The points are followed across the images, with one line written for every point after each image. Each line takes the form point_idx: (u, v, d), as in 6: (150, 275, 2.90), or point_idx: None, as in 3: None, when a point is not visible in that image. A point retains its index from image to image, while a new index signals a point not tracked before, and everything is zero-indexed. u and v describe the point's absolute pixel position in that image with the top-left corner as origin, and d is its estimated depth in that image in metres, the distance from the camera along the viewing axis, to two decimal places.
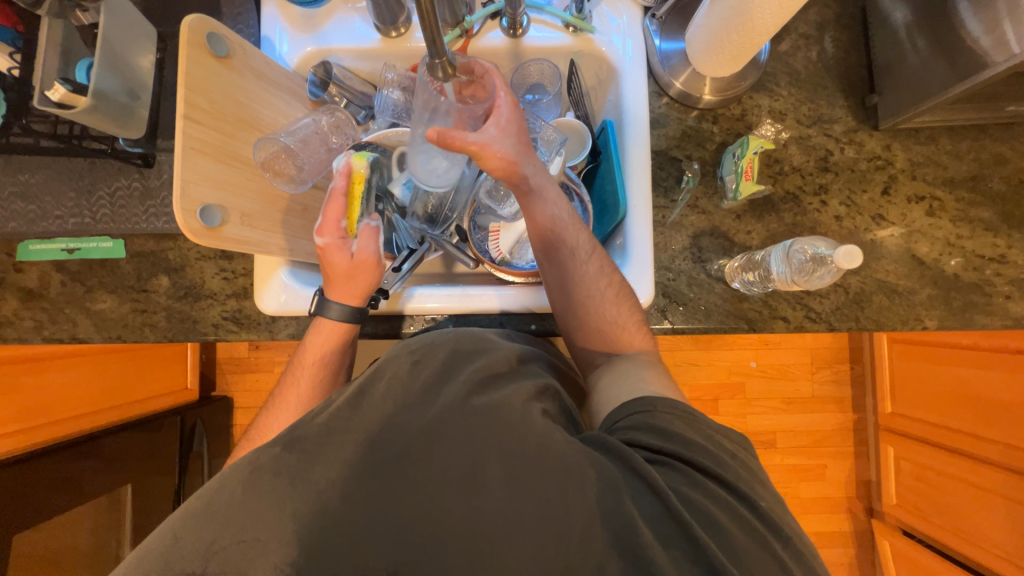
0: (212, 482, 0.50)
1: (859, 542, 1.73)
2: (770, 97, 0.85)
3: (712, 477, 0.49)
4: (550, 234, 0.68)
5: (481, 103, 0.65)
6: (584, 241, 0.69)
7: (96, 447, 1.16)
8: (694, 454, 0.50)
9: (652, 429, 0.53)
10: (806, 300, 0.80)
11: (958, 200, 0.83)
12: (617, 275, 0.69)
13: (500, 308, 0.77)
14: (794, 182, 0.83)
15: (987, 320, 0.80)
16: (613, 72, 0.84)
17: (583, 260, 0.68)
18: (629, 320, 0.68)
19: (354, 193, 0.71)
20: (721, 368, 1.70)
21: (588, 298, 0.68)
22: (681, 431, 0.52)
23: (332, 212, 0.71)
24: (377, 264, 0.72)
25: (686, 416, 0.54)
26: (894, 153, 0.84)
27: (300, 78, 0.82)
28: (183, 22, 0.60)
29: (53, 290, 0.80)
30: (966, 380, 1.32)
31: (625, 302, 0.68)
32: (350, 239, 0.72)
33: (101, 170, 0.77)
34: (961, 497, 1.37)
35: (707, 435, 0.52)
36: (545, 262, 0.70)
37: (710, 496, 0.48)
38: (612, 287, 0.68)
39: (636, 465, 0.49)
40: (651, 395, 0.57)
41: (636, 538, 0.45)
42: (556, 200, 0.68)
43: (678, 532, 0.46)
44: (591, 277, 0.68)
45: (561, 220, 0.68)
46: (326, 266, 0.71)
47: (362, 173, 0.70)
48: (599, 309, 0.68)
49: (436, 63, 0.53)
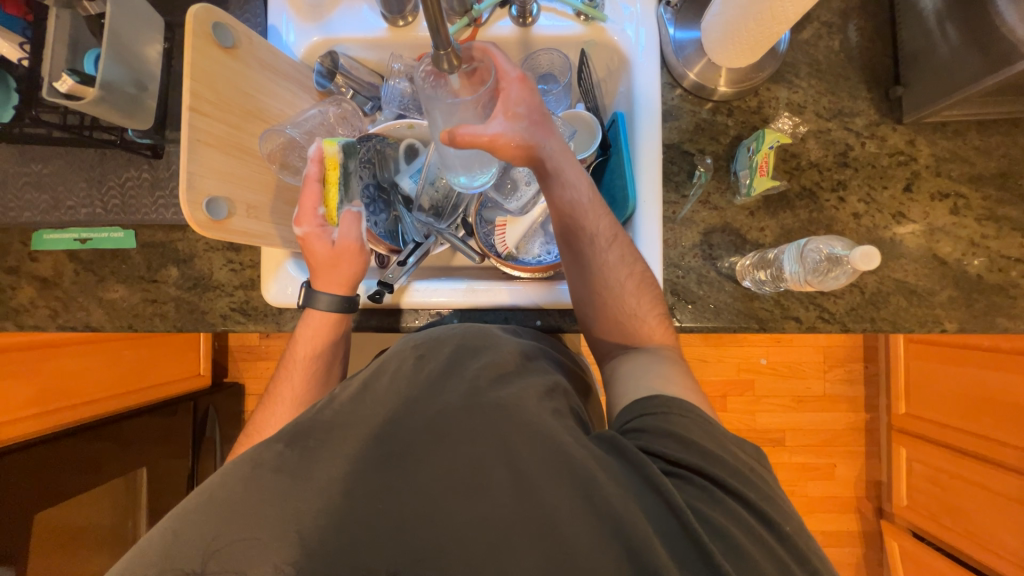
0: (216, 475, 0.50)
1: (868, 542, 1.71)
2: (789, 89, 0.82)
3: (733, 494, 0.48)
4: (570, 219, 0.67)
5: (483, 91, 0.61)
6: (605, 227, 0.67)
7: (117, 430, 1.20)
8: (711, 466, 0.49)
9: (669, 436, 0.52)
10: (820, 300, 0.78)
11: (985, 197, 0.79)
12: (638, 264, 0.68)
13: (510, 303, 0.76)
14: (811, 178, 0.81)
15: (1011, 324, 0.77)
16: (624, 62, 0.82)
17: (603, 249, 0.67)
18: (649, 312, 0.67)
19: (330, 179, 0.69)
20: (731, 364, 1.68)
21: (608, 287, 0.67)
22: (696, 437, 0.51)
23: (308, 200, 0.69)
24: (360, 250, 0.73)
25: (701, 420, 0.54)
26: (918, 148, 0.80)
27: (307, 68, 0.81)
28: (189, 10, 0.59)
29: (66, 279, 0.82)
30: (985, 383, 1.28)
31: (646, 293, 0.67)
32: (330, 226, 0.71)
33: (112, 161, 0.78)
34: (976, 502, 1.34)
35: (721, 443, 0.52)
36: (564, 248, 0.69)
37: (726, 513, 0.47)
38: (632, 277, 0.67)
39: (650, 475, 0.48)
40: (667, 395, 0.56)
41: (652, 558, 0.43)
42: (571, 187, 0.66)
43: (695, 554, 0.44)
44: (611, 266, 0.67)
45: (580, 206, 0.67)
46: (308, 255, 0.71)
47: (335, 157, 0.68)
48: (619, 298, 0.67)
49: (442, 55, 0.52)
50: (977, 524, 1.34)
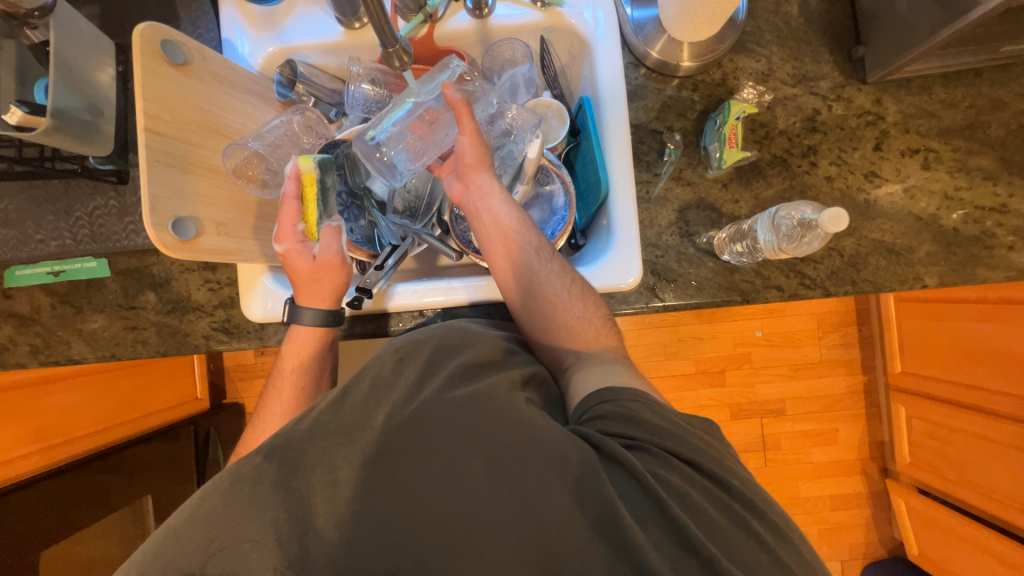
0: (194, 495, 0.50)
1: (875, 502, 1.72)
2: (753, 59, 0.82)
3: (685, 462, 0.50)
4: (510, 234, 0.68)
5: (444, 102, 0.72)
6: (542, 241, 0.69)
7: (118, 460, 1.19)
8: (664, 439, 0.51)
9: (621, 417, 0.52)
10: (800, 267, 0.78)
11: (955, 150, 0.79)
12: (578, 273, 0.69)
13: (467, 300, 0.76)
14: (781, 146, 0.81)
15: (990, 274, 0.77)
16: (585, 45, 0.81)
17: (544, 259, 0.67)
18: (595, 314, 0.67)
19: (308, 195, 0.69)
20: (726, 340, 1.68)
21: (552, 299, 0.66)
22: (646, 414, 0.52)
23: (287, 216, 0.69)
24: (342, 263, 0.72)
25: (649, 400, 0.54)
26: (885, 107, 0.80)
27: (266, 80, 0.81)
28: (134, 30, 0.58)
29: (44, 314, 0.81)
30: (974, 334, 1.30)
31: (590, 297, 0.67)
32: (310, 242, 0.70)
33: (77, 191, 0.77)
34: (976, 453, 1.35)
35: (669, 418, 0.53)
36: (505, 261, 0.68)
37: (687, 479, 0.48)
38: (575, 284, 0.67)
39: (612, 452, 0.48)
40: (616, 385, 0.57)
41: (615, 521, 0.44)
42: (510, 200, 0.69)
43: (655, 513, 0.46)
44: (553, 274, 0.67)
45: (518, 221, 0.69)
46: (291, 272, 0.71)
47: (312, 174, 0.68)
48: (565, 304, 0.66)
49: (391, 53, 0.60)
50: (975, 473, 1.37)
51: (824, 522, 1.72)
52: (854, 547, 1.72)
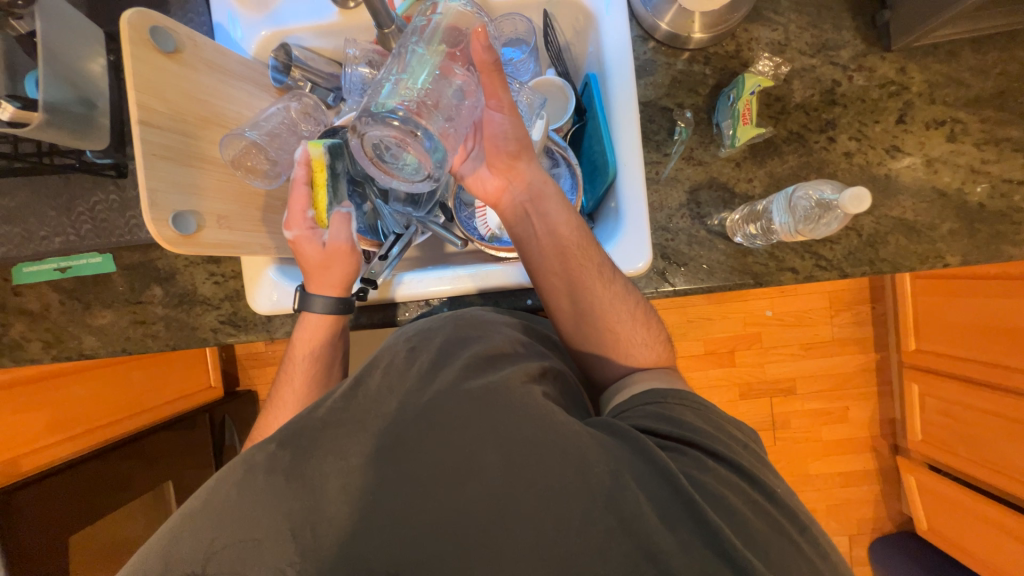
0: (210, 482, 0.50)
1: (884, 479, 1.72)
2: (769, 28, 0.78)
3: (725, 463, 0.50)
4: (569, 249, 0.65)
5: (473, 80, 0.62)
6: (604, 260, 0.66)
7: (140, 447, 1.22)
8: (706, 440, 0.51)
9: (661, 417, 0.54)
10: (815, 248, 0.76)
11: (984, 120, 0.75)
12: (639, 296, 0.67)
13: (464, 289, 0.75)
14: (798, 121, 0.77)
15: (1017, 251, 0.74)
16: (591, 20, 0.78)
17: (608, 280, 0.65)
18: (655, 341, 0.65)
19: (317, 181, 0.67)
20: (736, 320, 1.66)
21: (609, 321, 0.64)
22: (692, 419, 0.54)
23: (297, 203, 0.68)
24: (351, 251, 0.72)
25: (696, 407, 0.56)
26: (910, 76, 0.76)
27: (261, 65, 0.78)
28: (122, 17, 0.56)
29: (54, 310, 0.82)
30: (992, 310, 1.26)
31: (651, 323, 0.66)
32: (320, 229, 0.70)
33: (77, 186, 0.76)
34: (990, 430, 1.33)
35: (717, 425, 0.54)
36: (561, 281, 0.65)
37: (722, 481, 0.49)
38: (637, 308, 0.66)
39: (649, 452, 0.48)
40: (662, 387, 0.58)
41: (641, 523, 0.44)
42: (564, 204, 0.67)
43: (684, 512, 0.45)
44: (617, 295, 0.65)
45: (579, 234, 0.66)
46: (300, 258, 0.70)
47: (322, 160, 0.66)
48: (627, 332, 0.64)
49: (389, 33, 0.71)
50: (986, 449, 1.36)
51: (832, 498, 1.72)
52: (862, 522, 1.73)
